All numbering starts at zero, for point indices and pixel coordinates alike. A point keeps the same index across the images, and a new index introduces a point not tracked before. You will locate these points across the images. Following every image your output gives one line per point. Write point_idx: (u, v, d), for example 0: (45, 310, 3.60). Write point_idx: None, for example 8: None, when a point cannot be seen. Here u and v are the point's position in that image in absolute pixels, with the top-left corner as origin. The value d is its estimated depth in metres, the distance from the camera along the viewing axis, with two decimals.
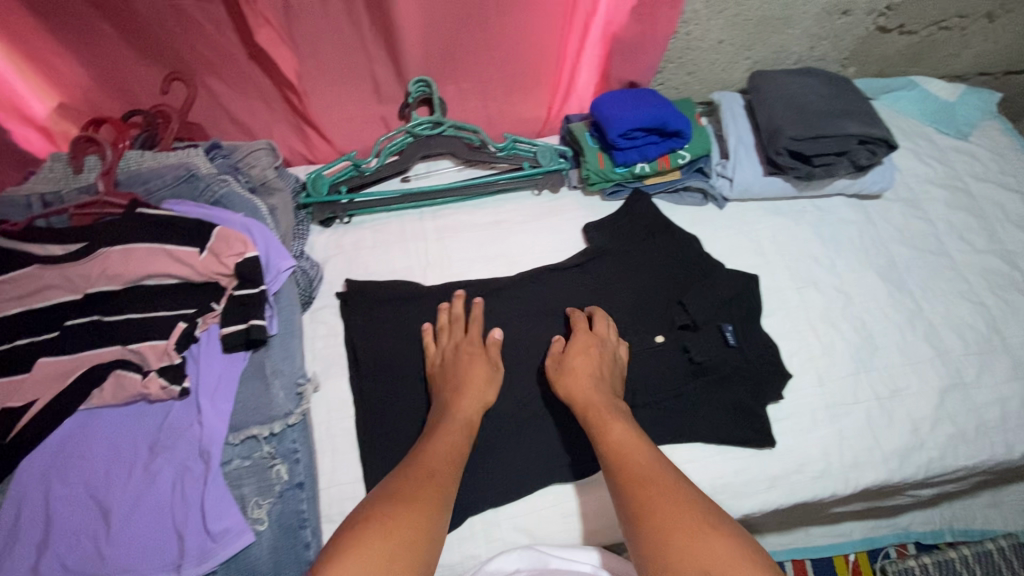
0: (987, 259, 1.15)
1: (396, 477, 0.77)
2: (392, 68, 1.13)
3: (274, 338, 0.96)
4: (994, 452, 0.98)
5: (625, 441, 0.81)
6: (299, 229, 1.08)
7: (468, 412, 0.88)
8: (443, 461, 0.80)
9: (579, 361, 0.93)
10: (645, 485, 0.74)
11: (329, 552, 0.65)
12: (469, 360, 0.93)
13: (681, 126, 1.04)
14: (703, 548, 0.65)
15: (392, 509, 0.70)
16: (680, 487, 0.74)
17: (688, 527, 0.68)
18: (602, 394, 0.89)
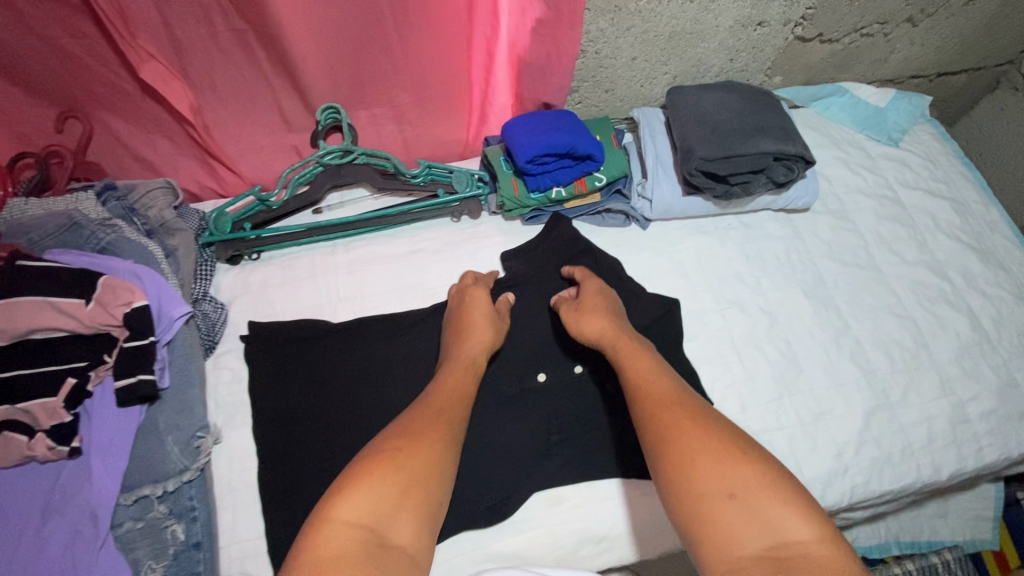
0: (917, 271, 1.12)
1: (416, 414, 0.82)
2: (297, 97, 1.07)
3: (168, 391, 0.92)
4: (920, 475, 0.96)
5: (648, 375, 0.85)
6: (202, 270, 1.03)
7: (474, 350, 0.92)
8: (450, 399, 0.85)
9: (597, 302, 0.96)
10: (671, 410, 0.79)
11: (343, 482, 0.71)
12: (472, 303, 0.97)
13: (591, 150, 1.01)
14: (727, 473, 0.71)
15: (406, 446, 0.76)
16: (706, 415, 0.79)
17: (718, 451, 0.74)
18: (620, 330, 0.92)
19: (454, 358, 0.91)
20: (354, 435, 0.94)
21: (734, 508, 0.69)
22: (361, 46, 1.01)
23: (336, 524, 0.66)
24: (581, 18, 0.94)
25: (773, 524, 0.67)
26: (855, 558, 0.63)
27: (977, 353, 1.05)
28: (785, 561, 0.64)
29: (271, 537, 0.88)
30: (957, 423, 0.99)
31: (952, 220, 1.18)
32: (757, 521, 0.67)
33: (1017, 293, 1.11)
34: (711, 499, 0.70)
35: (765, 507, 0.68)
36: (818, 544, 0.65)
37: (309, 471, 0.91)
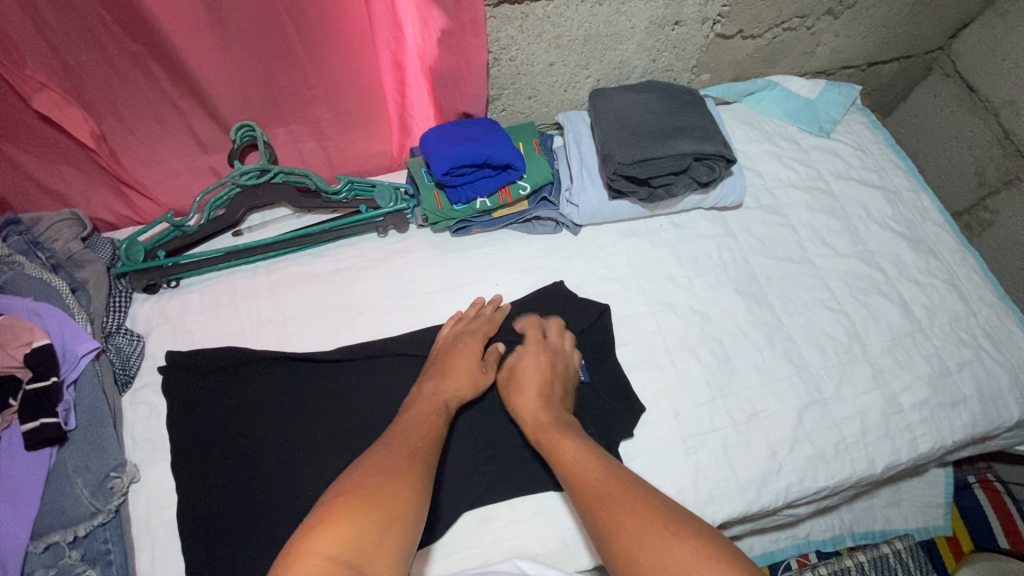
0: (849, 263, 1.11)
1: (384, 447, 0.80)
2: (210, 118, 1.05)
3: (77, 432, 0.88)
4: (854, 469, 0.96)
5: (577, 456, 0.81)
6: (115, 301, 1.00)
7: (449, 397, 0.89)
8: (423, 432, 0.83)
9: (547, 360, 0.94)
10: (605, 499, 0.75)
11: (314, 520, 0.69)
12: (459, 350, 0.94)
13: (509, 159, 0.99)
14: (662, 550, 0.67)
15: (382, 482, 0.73)
16: (639, 489, 0.76)
17: (647, 524, 0.70)
18: (541, 412, 0.88)
19: (418, 403, 0.87)
20: (273, 462, 0.91)
21: None
22: (270, 64, 0.99)
23: (309, 559, 0.64)
24: (484, 26, 0.94)
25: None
26: None
27: (910, 343, 1.04)
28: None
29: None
30: (889, 414, 0.99)
31: (885, 209, 1.17)
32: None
33: (949, 280, 1.11)
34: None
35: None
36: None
37: (227, 502, 0.88)
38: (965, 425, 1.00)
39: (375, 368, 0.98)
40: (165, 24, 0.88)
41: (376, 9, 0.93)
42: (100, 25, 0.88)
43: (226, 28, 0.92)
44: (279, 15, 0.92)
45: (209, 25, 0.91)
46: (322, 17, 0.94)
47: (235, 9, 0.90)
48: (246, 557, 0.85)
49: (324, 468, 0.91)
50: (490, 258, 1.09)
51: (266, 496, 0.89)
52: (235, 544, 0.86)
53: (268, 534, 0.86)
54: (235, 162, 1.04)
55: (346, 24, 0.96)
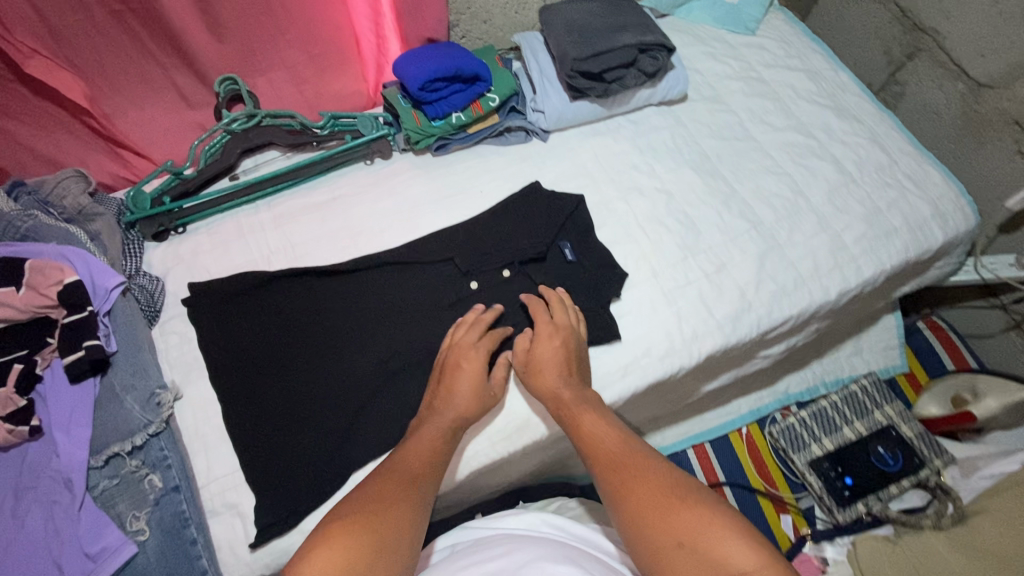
0: (786, 134, 1.26)
1: (387, 471, 0.81)
2: (194, 74, 1.13)
3: (118, 356, 0.96)
4: (812, 298, 1.10)
5: (597, 433, 0.86)
6: (129, 248, 1.07)
7: (463, 415, 0.92)
8: (427, 457, 0.85)
9: (559, 348, 0.96)
10: (620, 472, 0.78)
11: (314, 538, 0.69)
12: (466, 365, 0.95)
13: (477, 69, 1.10)
14: (672, 520, 0.70)
15: (377, 509, 0.74)
16: (646, 464, 0.79)
17: (659, 500, 0.72)
18: (565, 390, 0.92)
19: (430, 423, 0.90)
20: (307, 362, 1.00)
21: (682, 556, 0.67)
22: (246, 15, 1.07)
23: None
24: None
25: (718, 560, 0.65)
26: None
27: (846, 191, 1.19)
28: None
29: (247, 469, 0.92)
30: (836, 250, 1.14)
31: (810, 87, 1.33)
32: (705, 566, 0.65)
33: (870, 138, 1.27)
34: (658, 551, 0.68)
35: (712, 545, 0.66)
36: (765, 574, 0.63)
37: (267, 404, 0.97)
38: (899, 251, 1.16)
39: (386, 278, 1.08)
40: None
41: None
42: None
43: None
44: None
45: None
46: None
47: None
48: (295, 442, 0.94)
49: (351, 362, 1.01)
50: (472, 170, 1.20)
51: (303, 392, 0.98)
52: (284, 433, 0.95)
53: (310, 423, 0.96)
54: (223, 112, 1.14)
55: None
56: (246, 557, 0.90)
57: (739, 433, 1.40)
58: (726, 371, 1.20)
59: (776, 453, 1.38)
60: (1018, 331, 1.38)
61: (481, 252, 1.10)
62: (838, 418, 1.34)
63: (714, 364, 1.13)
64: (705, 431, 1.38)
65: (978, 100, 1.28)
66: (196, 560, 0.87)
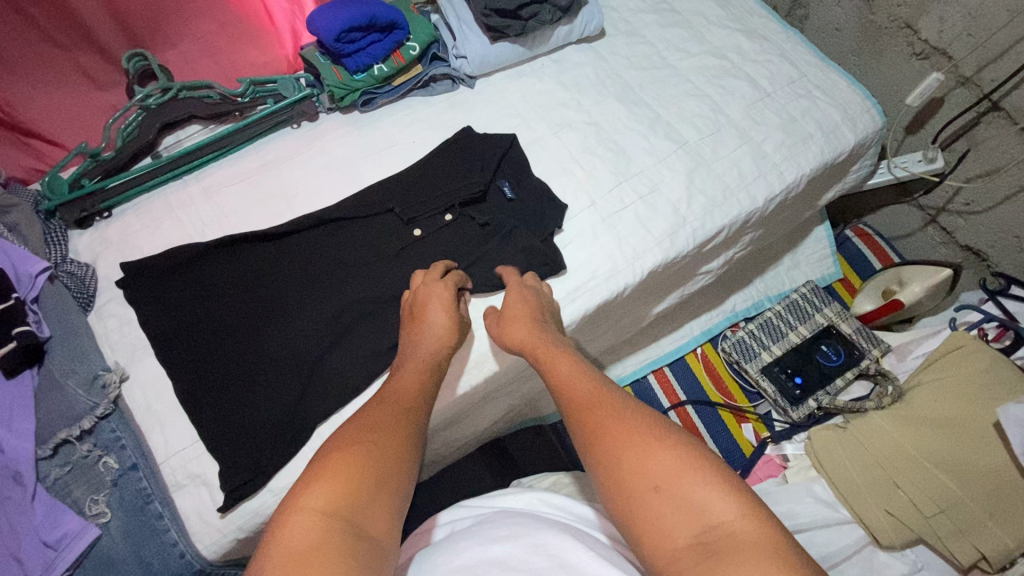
0: (702, 59, 1.31)
1: (382, 403, 0.80)
2: (98, 51, 1.09)
3: (52, 341, 0.92)
4: (742, 207, 1.16)
5: (572, 375, 0.81)
6: (52, 237, 1.02)
7: (439, 356, 0.91)
8: (415, 390, 0.83)
9: (526, 302, 0.95)
10: (593, 409, 0.73)
11: (308, 475, 0.66)
12: (430, 299, 0.94)
13: (392, 16, 1.10)
14: (653, 461, 0.65)
15: (377, 438, 0.72)
16: (622, 402, 0.74)
17: (636, 439, 0.68)
18: (540, 338, 0.89)
19: (413, 357, 0.89)
20: (255, 329, 0.99)
21: (659, 502, 0.62)
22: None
23: (302, 515, 0.61)
24: None
25: (698, 508, 0.61)
26: (783, 533, 0.58)
27: (762, 105, 1.25)
28: (717, 545, 0.58)
29: (204, 432, 0.91)
30: (759, 159, 1.20)
31: (720, 13, 1.38)
32: (683, 512, 0.61)
33: (780, 54, 1.33)
34: (633, 492, 0.64)
35: (690, 492, 0.62)
36: (747, 525, 0.59)
37: (218, 367, 0.95)
38: (816, 155, 1.23)
39: (328, 240, 1.08)
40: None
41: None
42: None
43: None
44: None
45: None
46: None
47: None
48: (250, 401, 0.93)
49: (301, 322, 1.00)
50: (402, 123, 1.20)
51: (254, 357, 0.97)
52: (241, 399, 0.93)
53: (264, 381, 0.95)
54: (135, 88, 1.10)
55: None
56: (217, 523, 0.88)
57: (694, 355, 1.46)
58: (673, 290, 1.25)
59: (731, 368, 1.44)
60: (934, 226, 1.48)
61: (420, 200, 1.11)
62: (783, 326, 1.42)
63: (659, 283, 1.17)
64: (663, 356, 1.43)
65: (872, 10, 1.36)
66: (165, 532, 0.86)
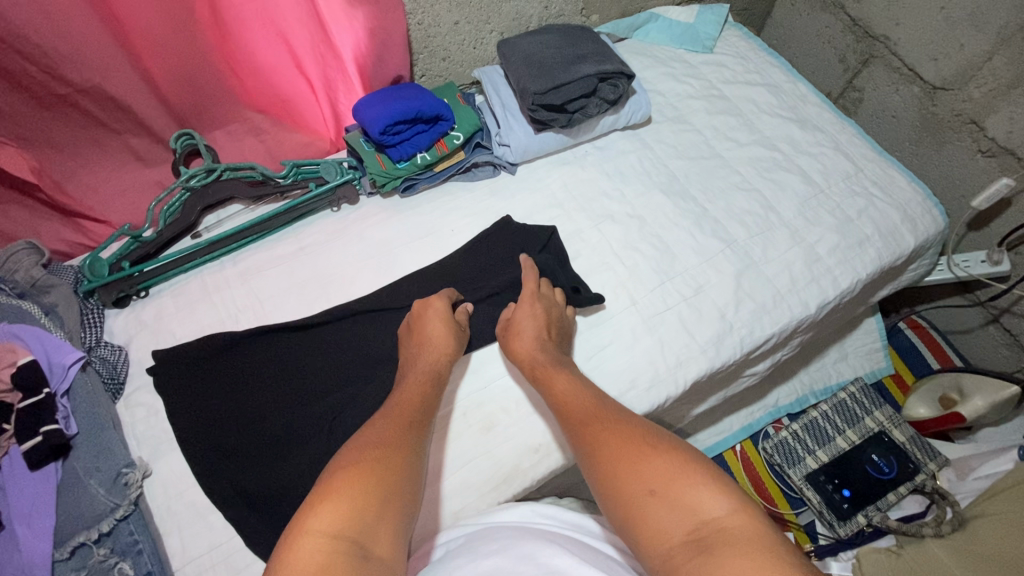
0: (751, 149, 1.26)
1: (382, 420, 0.82)
2: (148, 134, 1.09)
3: (79, 437, 0.91)
4: (792, 313, 1.10)
5: (571, 390, 0.88)
6: (88, 319, 1.02)
7: (439, 364, 0.93)
8: (416, 402, 0.86)
9: (540, 316, 0.98)
10: (594, 424, 0.80)
11: (316, 494, 0.68)
12: (427, 312, 0.98)
13: (438, 109, 1.10)
14: (646, 469, 0.71)
15: (378, 456, 0.74)
16: (619, 415, 0.82)
17: (633, 450, 0.74)
18: (533, 348, 0.95)
19: (413, 369, 0.92)
20: (284, 422, 0.97)
21: (656, 502, 0.68)
22: (207, 79, 1.05)
23: (310, 539, 0.63)
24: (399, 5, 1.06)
25: (689, 508, 0.66)
26: (770, 525, 0.63)
27: (816, 202, 1.20)
28: (707, 539, 0.63)
29: (239, 528, 0.88)
30: (811, 262, 1.14)
31: (772, 100, 1.34)
32: (677, 511, 0.67)
33: (835, 146, 1.28)
34: (632, 497, 0.70)
35: (683, 492, 0.68)
36: (737, 518, 0.64)
37: (249, 441, 0.95)
38: (873, 259, 1.16)
39: (358, 334, 1.05)
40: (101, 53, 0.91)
41: (287, 16, 1.01)
42: (30, 72, 0.89)
43: (162, 52, 0.98)
44: (191, 27, 0.97)
45: (143, 47, 0.96)
46: (240, 24, 1.00)
47: (173, 32, 0.96)
48: (287, 487, 0.91)
49: (332, 425, 0.96)
50: (441, 209, 1.18)
51: (284, 459, 0.94)
52: (276, 511, 0.90)
53: (301, 480, 0.92)
54: (180, 168, 1.09)
55: (261, 30, 1.02)
56: None
57: (732, 450, 1.39)
58: (714, 392, 1.18)
59: (771, 469, 1.37)
60: (996, 326, 1.39)
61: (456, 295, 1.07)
62: (830, 429, 1.33)
63: (701, 388, 1.11)
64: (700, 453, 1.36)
65: (934, 101, 1.30)
66: None
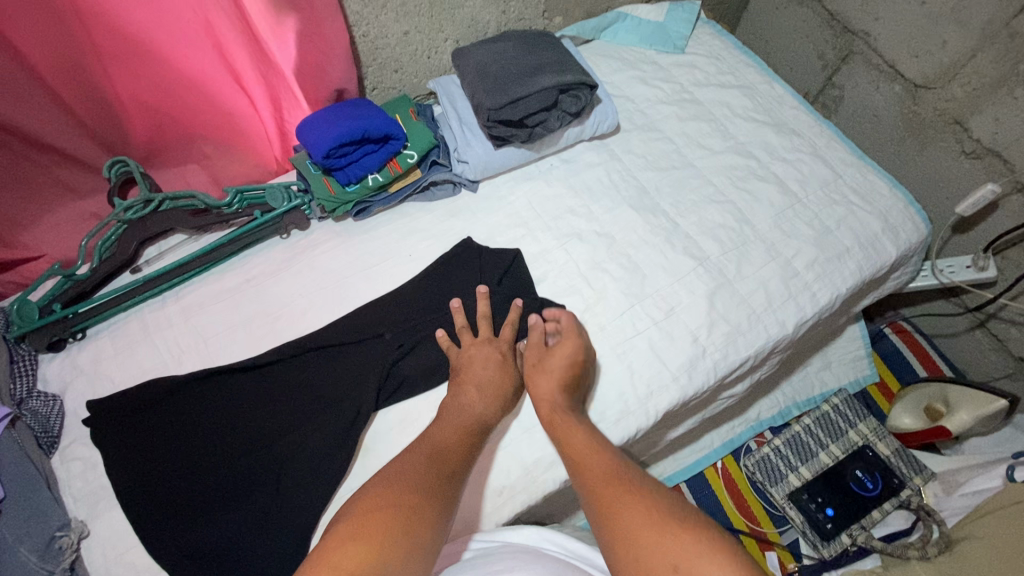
0: (726, 157, 1.20)
1: (424, 450, 0.81)
2: (76, 165, 1.01)
3: (8, 501, 0.85)
4: (769, 334, 1.05)
5: (588, 445, 0.82)
6: (18, 367, 0.96)
7: (487, 418, 0.89)
8: (456, 442, 0.84)
9: (568, 363, 0.91)
10: (611, 485, 0.75)
11: (325, 544, 0.66)
12: (482, 360, 0.94)
13: (387, 129, 1.03)
14: (667, 544, 0.64)
15: (411, 501, 0.72)
16: (640, 480, 0.75)
17: (653, 521, 0.68)
18: (551, 404, 0.89)
19: (459, 414, 0.88)
20: (231, 473, 0.90)
21: None
22: (132, 105, 0.98)
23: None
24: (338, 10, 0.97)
25: None
26: None
27: (793, 213, 1.14)
28: None
29: None
30: (788, 279, 1.08)
31: (747, 104, 1.27)
32: None
33: (813, 151, 1.22)
34: (651, 574, 0.63)
35: (707, 573, 0.60)
36: None
37: (193, 494, 0.89)
38: (852, 272, 1.11)
39: (311, 372, 0.98)
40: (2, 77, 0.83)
41: (216, 28, 0.91)
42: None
43: (71, 78, 0.89)
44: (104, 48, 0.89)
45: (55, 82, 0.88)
46: (165, 43, 0.91)
47: (79, 56, 0.87)
48: (236, 541, 0.86)
49: (284, 473, 0.90)
50: (398, 233, 1.11)
51: (232, 513, 0.87)
52: (223, 571, 0.84)
53: (250, 537, 0.86)
54: (115, 199, 1.02)
55: (188, 40, 0.92)
56: None
57: (714, 467, 1.35)
58: (691, 416, 1.12)
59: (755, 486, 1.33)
60: (983, 330, 1.34)
61: (413, 326, 1.02)
62: (814, 444, 1.28)
63: (676, 414, 1.06)
64: (680, 471, 1.32)
65: (916, 101, 1.23)
66: None
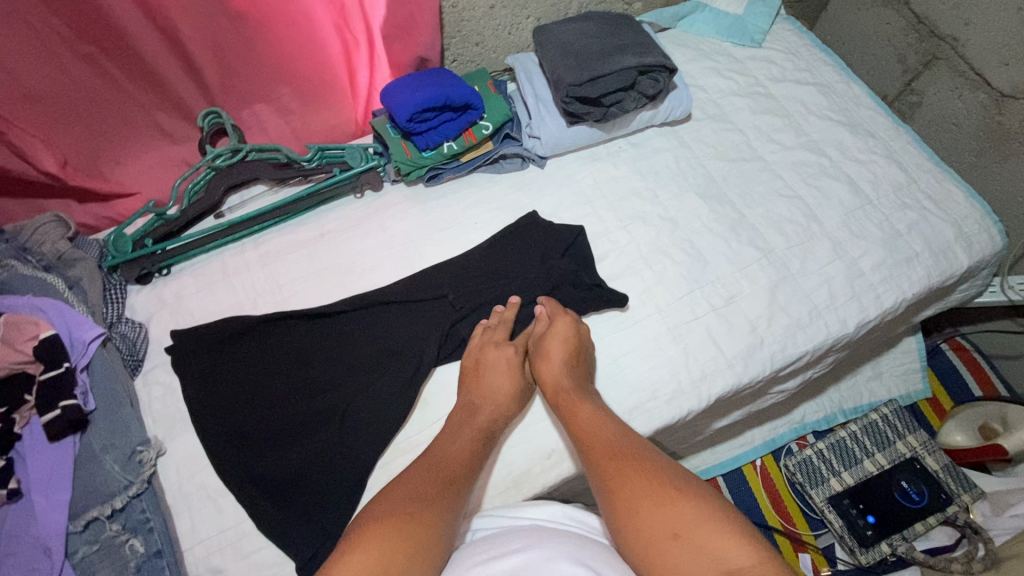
0: (797, 153, 1.19)
1: (423, 464, 0.82)
2: (176, 111, 1.08)
3: (97, 413, 0.91)
4: (829, 331, 1.04)
5: (593, 421, 0.85)
6: (110, 294, 1.03)
7: (494, 418, 0.90)
8: (462, 454, 0.84)
9: (569, 346, 0.94)
10: (615, 458, 0.78)
11: (347, 542, 0.69)
12: (492, 361, 0.95)
13: (468, 98, 1.06)
14: (668, 513, 0.69)
15: (408, 507, 0.74)
16: (644, 453, 0.79)
17: (655, 491, 0.72)
18: (557, 378, 0.91)
19: (465, 425, 0.88)
20: (298, 410, 0.95)
21: (678, 547, 0.66)
22: (235, 59, 1.04)
23: None
24: None
25: (716, 556, 0.64)
26: None
27: (862, 214, 1.13)
28: None
29: (255, 515, 0.88)
30: (853, 278, 1.07)
31: (822, 102, 1.26)
32: (699, 556, 0.65)
33: (888, 154, 1.20)
34: (653, 541, 0.68)
35: (708, 540, 0.66)
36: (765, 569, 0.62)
37: (262, 427, 0.94)
38: (920, 277, 1.09)
39: (377, 325, 1.02)
40: (123, 17, 0.90)
41: None
42: (51, 26, 0.87)
43: (188, 28, 0.95)
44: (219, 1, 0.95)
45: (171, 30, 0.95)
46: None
47: (196, 6, 0.94)
48: (301, 474, 0.90)
49: (347, 416, 0.95)
50: (466, 202, 1.15)
51: (297, 447, 0.92)
52: (287, 500, 0.89)
53: (313, 471, 0.91)
54: (206, 146, 1.09)
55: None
56: None
57: (752, 465, 1.35)
58: (739, 407, 1.13)
59: (792, 488, 1.32)
60: None
61: (475, 291, 1.05)
62: (859, 450, 1.27)
63: (726, 403, 1.07)
64: (718, 465, 1.32)
65: (1001, 110, 1.20)
66: None
